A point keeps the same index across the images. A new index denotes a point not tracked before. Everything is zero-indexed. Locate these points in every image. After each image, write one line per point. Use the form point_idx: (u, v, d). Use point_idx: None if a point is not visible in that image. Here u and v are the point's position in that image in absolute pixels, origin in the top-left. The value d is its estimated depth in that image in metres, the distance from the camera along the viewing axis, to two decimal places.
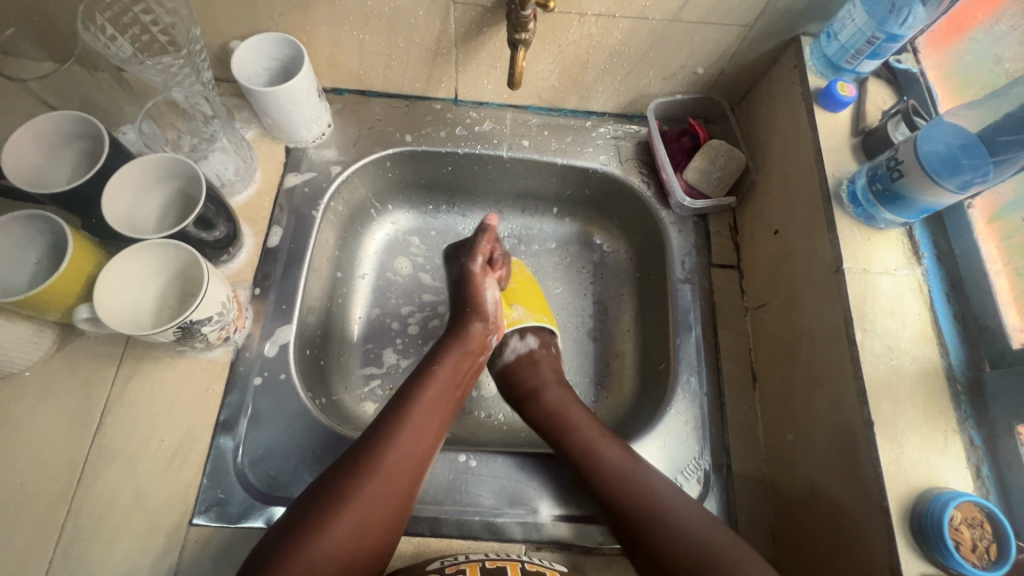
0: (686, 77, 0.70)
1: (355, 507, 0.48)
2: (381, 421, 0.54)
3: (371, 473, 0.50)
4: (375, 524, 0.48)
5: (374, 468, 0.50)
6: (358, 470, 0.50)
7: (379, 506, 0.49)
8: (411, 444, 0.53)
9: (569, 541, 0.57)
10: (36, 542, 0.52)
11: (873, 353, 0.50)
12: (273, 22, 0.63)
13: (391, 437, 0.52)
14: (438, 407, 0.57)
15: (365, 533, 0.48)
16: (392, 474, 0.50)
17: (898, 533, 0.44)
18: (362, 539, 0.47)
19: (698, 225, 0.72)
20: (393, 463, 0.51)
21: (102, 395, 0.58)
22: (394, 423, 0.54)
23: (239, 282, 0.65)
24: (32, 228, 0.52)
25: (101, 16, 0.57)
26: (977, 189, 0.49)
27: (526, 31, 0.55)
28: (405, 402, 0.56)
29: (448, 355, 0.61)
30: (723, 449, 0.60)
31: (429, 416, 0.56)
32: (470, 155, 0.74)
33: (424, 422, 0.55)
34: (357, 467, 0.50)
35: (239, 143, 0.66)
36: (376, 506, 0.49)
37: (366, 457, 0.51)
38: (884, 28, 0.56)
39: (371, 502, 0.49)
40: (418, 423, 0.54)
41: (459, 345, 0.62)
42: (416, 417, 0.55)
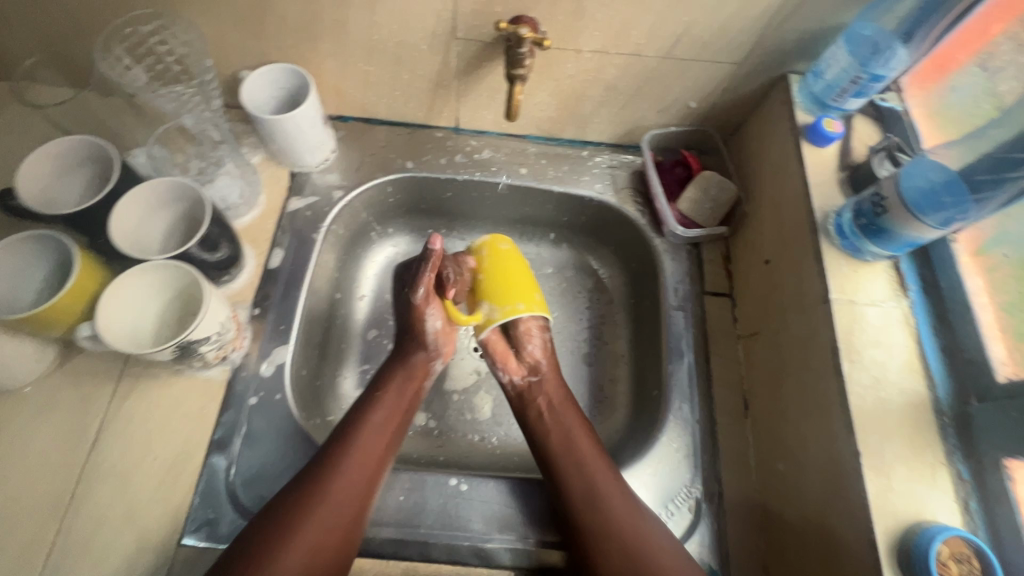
0: (679, 110, 0.73)
1: (309, 528, 0.50)
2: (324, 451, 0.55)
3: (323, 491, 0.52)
4: (330, 539, 0.50)
5: (317, 504, 0.51)
6: (310, 492, 0.51)
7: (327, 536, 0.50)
8: (361, 459, 0.55)
9: (558, 568, 0.56)
10: (27, 558, 0.52)
11: (860, 384, 0.50)
12: (282, 54, 0.66)
13: (331, 472, 0.53)
14: (391, 420, 0.59)
15: (322, 548, 0.50)
16: (344, 492, 0.52)
17: (887, 567, 0.44)
18: (320, 555, 0.49)
19: (691, 253, 0.73)
20: (337, 492, 0.52)
21: (99, 412, 0.59)
22: (335, 454, 0.54)
23: (239, 301, 0.66)
24: (41, 248, 0.54)
25: (117, 47, 0.60)
26: (958, 225, 0.50)
27: (522, 66, 0.58)
28: (347, 435, 0.56)
29: (391, 381, 0.62)
30: (715, 478, 0.60)
31: (371, 445, 0.56)
32: (469, 181, 0.77)
33: (369, 448, 0.56)
34: (309, 488, 0.52)
35: (245, 167, 0.70)
36: (329, 523, 0.51)
37: (318, 478, 0.52)
38: (868, 69, 0.58)
39: (320, 533, 0.50)
40: (359, 451, 0.55)
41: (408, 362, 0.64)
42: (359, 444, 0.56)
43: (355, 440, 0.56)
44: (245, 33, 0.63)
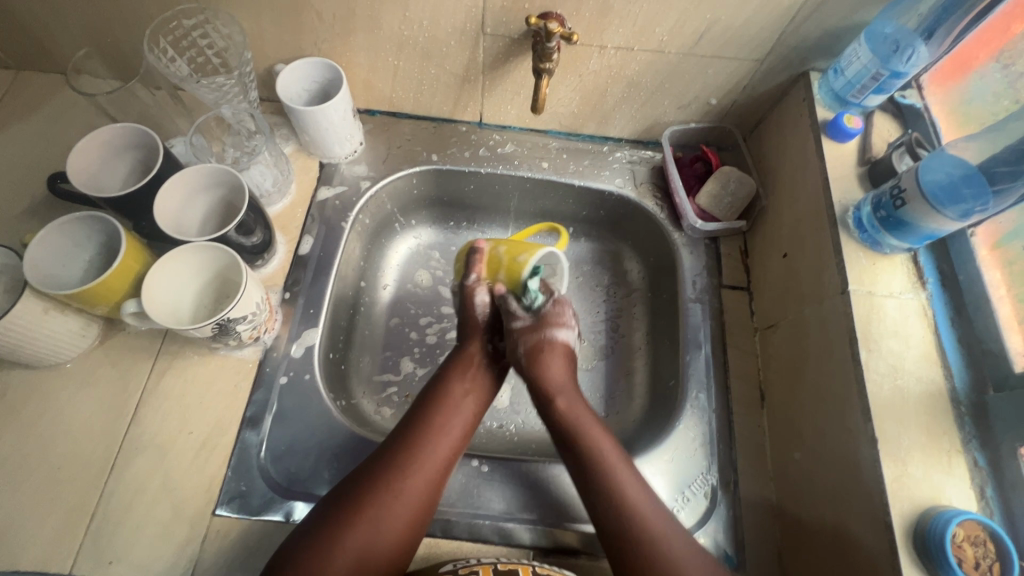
0: (699, 107, 0.74)
1: (370, 517, 0.50)
2: (391, 451, 0.54)
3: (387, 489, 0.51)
4: (390, 535, 0.50)
5: (377, 501, 0.50)
6: (376, 485, 0.51)
7: (381, 539, 0.49)
8: (425, 458, 0.54)
9: (578, 548, 0.58)
10: (70, 522, 0.55)
11: (877, 372, 0.51)
12: (316, 48, 0.68)
13: (396, 472, 0.52)
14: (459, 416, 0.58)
15: (381, 542, 0.49)
16: (403, 495, 0.51)
17: (902, 549, 0.45)
18: (376, 551, 0.49)
19: (709, 248, 0.74)
20: (396, 495, 0.51)
21: (138, 387, 0.62)
22: (400, 450, 0.54)
23: (271, 285, 0.69)
24: (89, 228, 0.57)
25: (164, 40, 0.64)
26: (978, 217, 0.52)
27: (549, 61, 0.60)
28: (417, 436, 0.55)
29: (459, 373, 0.61)
30: (731, 466, 0.61)
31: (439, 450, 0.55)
32: (492, 174, 0.78)
33: (435, 455, 0.55)
34: (373, 485, 0.51)
35: (279, 156, 0.72)
36: (391, 518, 0.50)
37: (383, 472, 0.52)
38: (888, 65, 0.59)
39: (373, 536, 0.49)
40: (425, 456, 0.54)
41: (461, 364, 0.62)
42: (426, 450, 0.54)
43: (423, 439, 0.55)
44: (281, 27, 0.65)
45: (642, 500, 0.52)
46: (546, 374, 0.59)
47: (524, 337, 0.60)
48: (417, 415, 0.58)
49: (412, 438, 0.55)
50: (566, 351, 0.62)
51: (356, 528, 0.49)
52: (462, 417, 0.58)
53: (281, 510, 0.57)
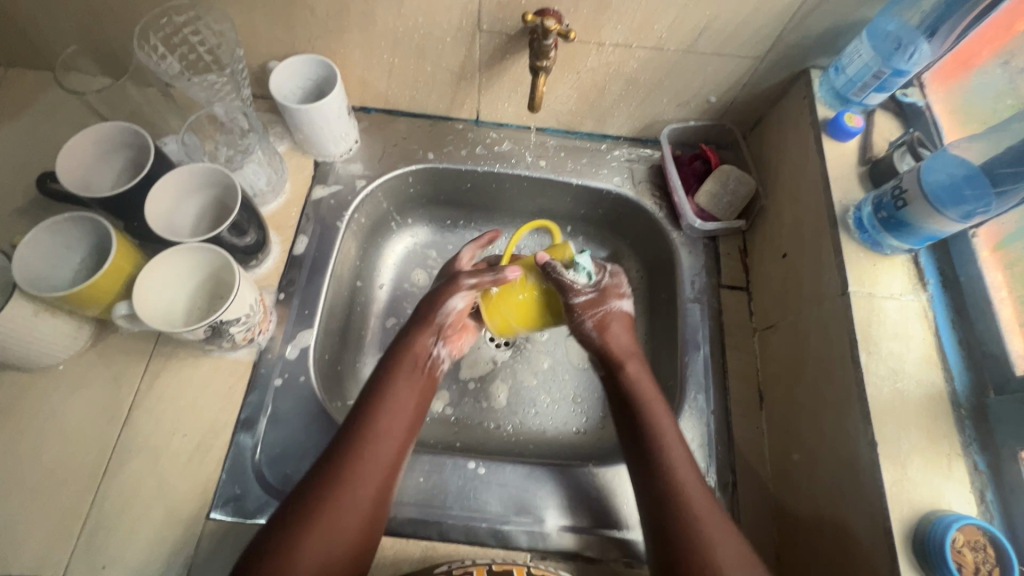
0: (699, 104, 0.73)
1: (323, 522, 0.48)
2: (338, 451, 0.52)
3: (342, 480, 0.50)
4: (352, 526, 0.49)
5: (328, 503, 0.48)
6: (332, 477, 0.50)
7: (338, 542, 0.48)
8: (377, 447, 0.53)
9: (576, 551, 0.57)
10: (63, 526, 0.54)
11: (877, 375, 0.51)
12: (310, 45, 0.67)
13: (347, 471, 0.50)
14: (403, 407, 0.57)
15: (342, 534, 0.48)
16: (359, 483, 0.50)
17: (901, 554, 0.45)
18: (339, 543, 0.48)
19: (708, 247, 0.73)
20: (349, 494, 0.49)
21: (131, 389, 0.61)
22: (350, 449, 0.52)
23: (265, 286, 0.68)
24: (79, 229, 0.56)
25: (155, 37, 0.63)
26: (980, 218, 0.51)
27: (547, 59, 0.59)
28: (364, 431, 0.53)
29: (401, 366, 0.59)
30: (729, 468, 0.61)
31: (388, 442, 0.54)
32: (489, 173, 0.78)
33: (384, 449, 0.53)
34: (327, 479, 0.50)
35: (273, 155, 0.71)
36: (348, 516, 0.49)
37: (333, 473, 0.50)
38: (890, 63, 0.58)
39: (330, 540, 0.47)
40: (374, 451, 0.52)
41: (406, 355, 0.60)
42: (375, 445, 0.53)
43: (374, 427, 0.54)
44: (274, 24, 0.64)
45: (687, 464, 0.53)
46: (615, 340, 0.61)
47: (588, 312, 0.59)
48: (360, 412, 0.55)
49: (363, 433, 0.53)
50: (626, 321, 0.63)
51: (315, 523, 0.47)
52: (408, 409, 0.57)
53: None
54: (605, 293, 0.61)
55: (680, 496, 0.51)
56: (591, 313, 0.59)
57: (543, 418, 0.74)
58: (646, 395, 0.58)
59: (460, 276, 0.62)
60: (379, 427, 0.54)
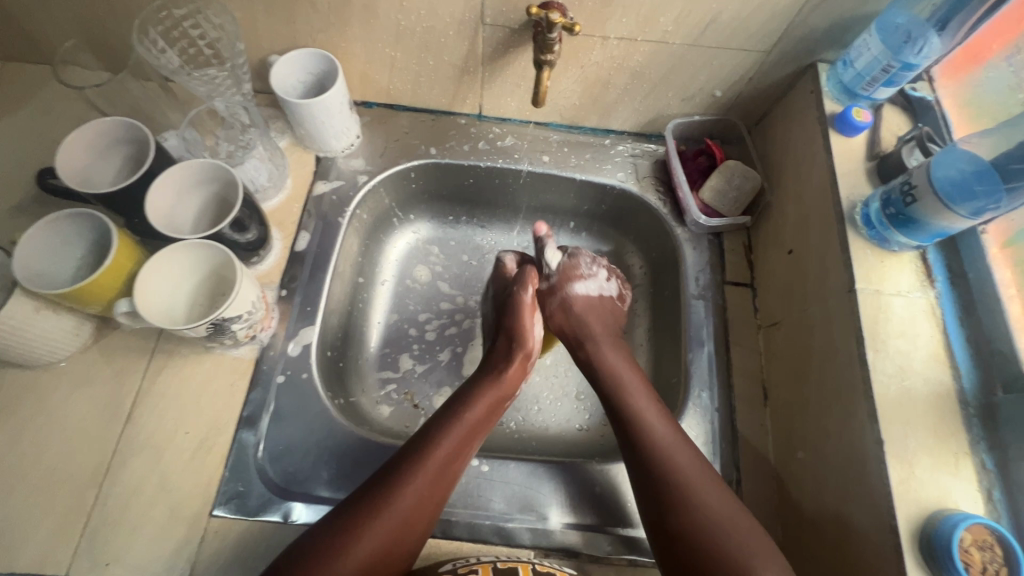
0: (704, 99, 0.72)
1: (380, 529, 0.49)
2: (408, 459, 0.54)
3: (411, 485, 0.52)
4: (410, 529, 0.51)
5: (388, 514, 0.50)
6: (401, 480, 0.52)
7: (385, 549, 0.49)
8: (446, 456, 0.55)
9: (579, 549, 0.57)
10: (66, 523, 0.54)
11: (884, 373, 0.50)
12: (311, 39, 0.66)
13: (411, 483, 0.52)
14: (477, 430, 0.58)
15: (401, 537, 0.50)
16: (426, 488, 0.52)
17: (908, 553, 0.44)
18: (385, 559, 0.49)
19: (713, 243, 0.73)
20: (410, 509, 0.51)
21: (133, 386, 0.61)
22: (420, 463, 0.53)
23: (267, 283, 0.67)
24: (79, 225, 0.56)
25: (154, 31, 0.61)
26: (989, 215, 0.50)
27: (551, 52, 0.58)
28: (436, 447, 0.55)
29: (490, 389, 0.61)
30: (733, 465, 0.61)
31: (455, 462, 0.55)
32: (492, 168, 0.77)
33: (450, 467, 0.55)
34: (393, 482, 0.52)
35: (273, 151, 0.71)
36: (402, 528, 0.50)
37: (398, 482, 0.52)
38: (900, 56, 0.57)
39: (380, 547, 0.49)
40: (441, 469, 0.54)
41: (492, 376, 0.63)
42: (442, 461, 0.54)
43: (447, 438, 0.56)
44: (275, 17, 0.64)
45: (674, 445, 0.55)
46: (582, 327, 0.67)
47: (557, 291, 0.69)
48: (437, 423, 0.57)
49: (432, 450, 0.54)
50: (592, 301, 0.70)
51: (375, 522, 0.49)
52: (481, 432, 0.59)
53: (279, 511, 0.57)
54: (566, 273, 0.70)
55: (682, 486, 0.52)
56: (552, 299, 0.69)
57: (546, 415, 0.73)
58: (625, 385, 0.61)
59: (528, 266, 0.69)
60: (451, 437, 0.56)
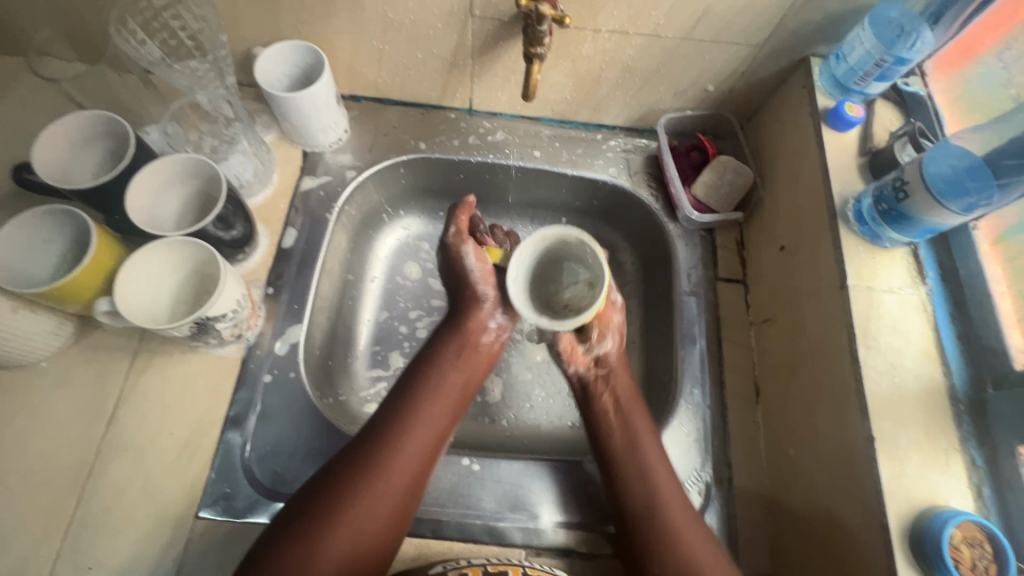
0: (696, 93, 0.72)
1: (368, 490, 0.49)
2: (381, 421, 0.54)
3: (386, 452, 0.51)
4: (393, 494, 0.50)
5: (372, 473, 0.50)
6: (375, 449, 0.51)
7: (378, 511, 0.49)
8: (422, 420, 0.54)
9: (569, 547, 0.57)
10: (46, 526, 0.53)
11: (875, 370, 0.50)
12: (296, 31, 0.65)
13: (391, 441, 0.52)
14: (448, 385, 0.58)
15: (385, 500, 0.49)
16: (403, 454, 0.52)
17: (898, 550, 0.44)
18: (379, 518, 0.49)
19: (705, 239, 0.72)
20: (394, 463, 0.51)
21: (116, 387, 0.60)
22: (394, 420, 0.53)
23: (253, 281, 0.66)
24: (57, 223, 0.54)
25: (133, 21, 0.60)
26: (982, 210, 0.50)
27: (541, 45, 0.57)
28: (408, 404, 0.55)
29: (452, 350, 0.60)
30: (725, 462, 0.60)
31: (433, 415, 0.55)
32: (482, 163, 0.76)
33: (428, 420, 0.54)
34: (368, 452, 0.51)
35: (258, 146, 0.69)
36: (391, 484, 0.50)
37: (375, 443, 0.52)
38: (892, 51, 0.57)
39: (371, 507, 0.48)
40: (420, 424, 0.54)
41: (456, 336, 0.61)
42: (418, 416, 0.54)
43: (417, 403, 0.55)
44: (259, 9, 0.62)
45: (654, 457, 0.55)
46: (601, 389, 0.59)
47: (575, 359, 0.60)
48: (408, 383, 0.57)
49: (403, 409, 0.54)
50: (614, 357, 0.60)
51: (357, 495, 0.48)
52: (455, 386, 0.58)
53: (266, 512, 0.56)
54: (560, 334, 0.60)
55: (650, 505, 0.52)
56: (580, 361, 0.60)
57: (538, 412, 0.73)
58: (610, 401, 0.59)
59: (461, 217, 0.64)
60: (422, 400, 0.55)
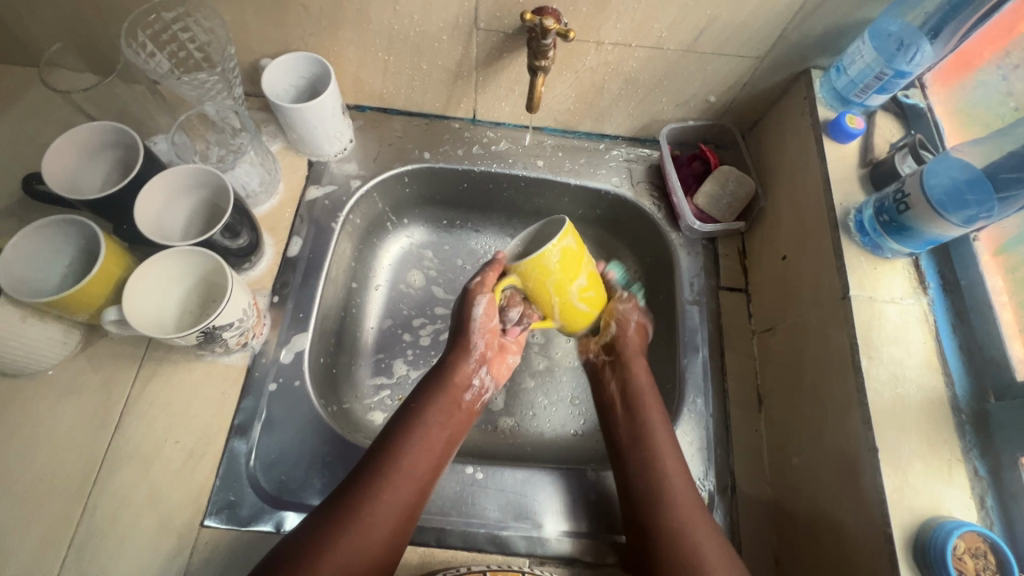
0: (698, 104, 0.72)
1: (348, 537, 0.49)
2: (367, 468, 0.54)
3: (365, 507, 0.51)
4: (370, 552, 0.50)
5: (354, 521, 0.50)
6: (354, 504, 0.51)
7: (358, 558, 0.49)
8: (406, 470, 0.54)
9: (573, 556, 0.57)
10: (52, 534, 0.53)
11: (878, 380, 0.50)
12: (302, 42, 0.66)
13: (374, 491, 0.52)
14: (434, 435, 0.58)
15: (361, 559, 0.49)
16: (385, 503, 0.52)
17: (902, 560, 0.44)
18: (359, 566, 0.49)
19: (707, 248, 0.73)
20: (375, 512, 0.51)
21: (122, 395, 0.60)
22: (379, 468, 0.54)
23: (259, 289, 0.67)
24: (67, 232, 0.55)
25: (143, 34, 0.61)
26: (982, 222, 0.50)
27: (545, 58, 0.58)
28: (392, 452, 0.55)
29: (439, 398, 0.61)
30: (728, 471, 0.61)
31: (417, 465, 0.56)
32: (486, 173, 0.77)
33: (411, 470, 0.55)
34: (352, 501, 0.51)
35: (265, 155, 0.70)
36: (373, 533, 0.50)
37: (359, 490, 0.52)
38: (892, 64, 0.58)
39: (351, 554, 0.49)
40: (404, 474, 0.54)
41: (441, 391, 0.62)
42: (403, 465, 0.55)
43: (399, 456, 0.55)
44: (266, 21, 0.63)
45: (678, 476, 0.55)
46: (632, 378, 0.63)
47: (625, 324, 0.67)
48: (395, 430, 0.58)
49: (388, 457, 0.55)
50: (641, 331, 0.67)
51: (338, 540, 0.49)
52: (441, 436, 0.59)
53: (271, 521, 0.56)
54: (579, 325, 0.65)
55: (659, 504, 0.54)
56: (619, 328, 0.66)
57: (541, 420, 0.73)
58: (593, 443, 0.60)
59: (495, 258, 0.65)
60: (405, 454, 0.55)
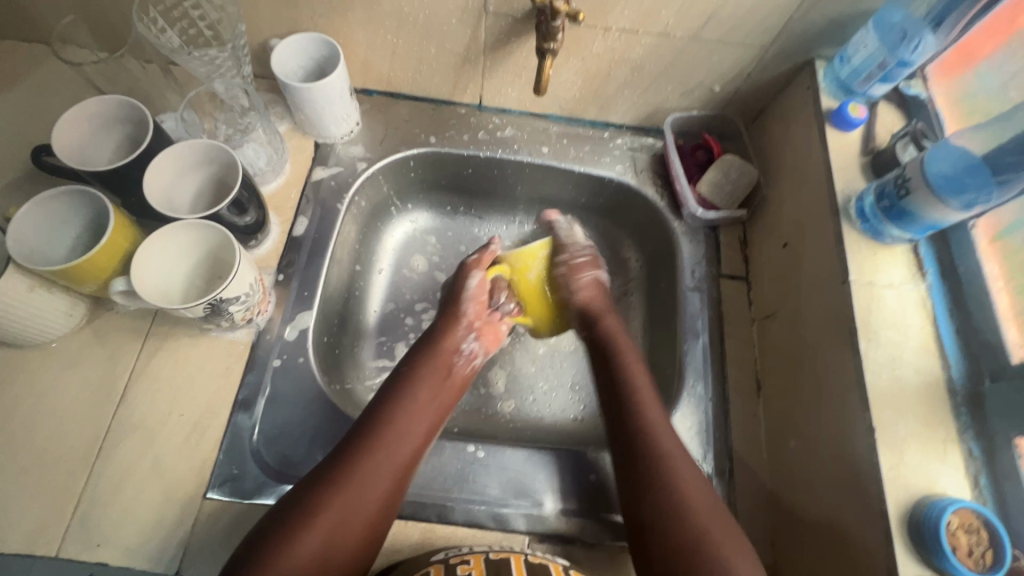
0: (702, 94, 0.73)
1: (338, 500, 0.50)
2: (358, 434, 0.55)
3: (359, 469, 0.52)
4: (360, 512, 0.50)
5: (343, 485, 0.51)
6: (348, 465, 0.52)
7: (348, 521, 0.49)
8: (397, 435, 0.55)
9: (570, 534, 0.58)
10: (57, 503, 0.54)
11: (876, 362, 0.51)
12: (312, 22, 0.66)
13: (364, 455, 0.53)
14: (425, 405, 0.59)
15: (352, 518, 0.50)
16: (377, 466, 0.53)
17: (897, 536, 0.45)
18: (348, 528, 0.49)
19: (709, 237, 0.74)
20: (365, 475, 0.52)
21: (127, 367, 0.60)
22: (369, 434, 0.55)
23: (264, 267, 0.67)
24: (75, 204, 0.55)
25: (154, 10, 0.61)
26: (981, 207, 0.52)
27: (554, 41, 0.58)
28: (384, 419, 0.56)
29: (429, 369, 0.62)
30: (726, 454, 0.61)
31: (409, 429, 0.57)
32: (491, 158, 0.77)
33: (402, 434, 0.56)
34: (341, 466, 0.52)
35: (273, 135, 0.71)
36: (365, 495, 0.51)
37: (349, 455, 0.53)
38: (896, 53, 0.60)
39: (341, 516, 0.49)
40: (395, 437, 0.55)
41: (433, 361, 0.63)
42: (394, 431, 0.56)
43: (393, 420, 0.56)
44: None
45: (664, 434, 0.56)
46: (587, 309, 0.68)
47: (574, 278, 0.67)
48: (385, 400, 0.59)
49: (378, 424, 0.56)
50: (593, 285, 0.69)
51: (329, 503, 0.49)
52: (432, 405, 0.60)
53: (273, 494, 0.56)
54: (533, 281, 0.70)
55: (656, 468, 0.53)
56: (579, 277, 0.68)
57: (541, 405, 0.74)
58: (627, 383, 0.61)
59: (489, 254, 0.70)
60: (398, 419, 0.57)
